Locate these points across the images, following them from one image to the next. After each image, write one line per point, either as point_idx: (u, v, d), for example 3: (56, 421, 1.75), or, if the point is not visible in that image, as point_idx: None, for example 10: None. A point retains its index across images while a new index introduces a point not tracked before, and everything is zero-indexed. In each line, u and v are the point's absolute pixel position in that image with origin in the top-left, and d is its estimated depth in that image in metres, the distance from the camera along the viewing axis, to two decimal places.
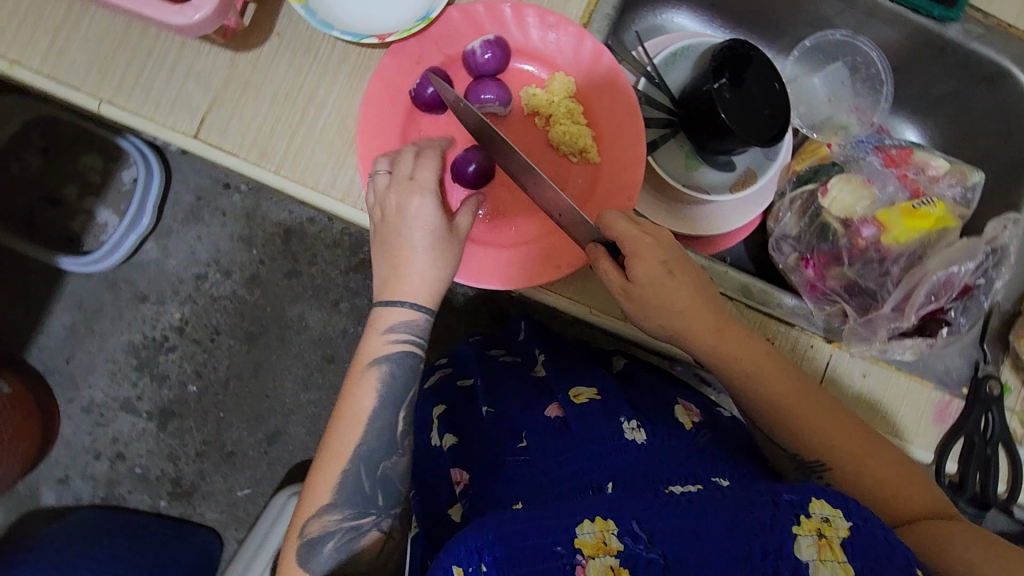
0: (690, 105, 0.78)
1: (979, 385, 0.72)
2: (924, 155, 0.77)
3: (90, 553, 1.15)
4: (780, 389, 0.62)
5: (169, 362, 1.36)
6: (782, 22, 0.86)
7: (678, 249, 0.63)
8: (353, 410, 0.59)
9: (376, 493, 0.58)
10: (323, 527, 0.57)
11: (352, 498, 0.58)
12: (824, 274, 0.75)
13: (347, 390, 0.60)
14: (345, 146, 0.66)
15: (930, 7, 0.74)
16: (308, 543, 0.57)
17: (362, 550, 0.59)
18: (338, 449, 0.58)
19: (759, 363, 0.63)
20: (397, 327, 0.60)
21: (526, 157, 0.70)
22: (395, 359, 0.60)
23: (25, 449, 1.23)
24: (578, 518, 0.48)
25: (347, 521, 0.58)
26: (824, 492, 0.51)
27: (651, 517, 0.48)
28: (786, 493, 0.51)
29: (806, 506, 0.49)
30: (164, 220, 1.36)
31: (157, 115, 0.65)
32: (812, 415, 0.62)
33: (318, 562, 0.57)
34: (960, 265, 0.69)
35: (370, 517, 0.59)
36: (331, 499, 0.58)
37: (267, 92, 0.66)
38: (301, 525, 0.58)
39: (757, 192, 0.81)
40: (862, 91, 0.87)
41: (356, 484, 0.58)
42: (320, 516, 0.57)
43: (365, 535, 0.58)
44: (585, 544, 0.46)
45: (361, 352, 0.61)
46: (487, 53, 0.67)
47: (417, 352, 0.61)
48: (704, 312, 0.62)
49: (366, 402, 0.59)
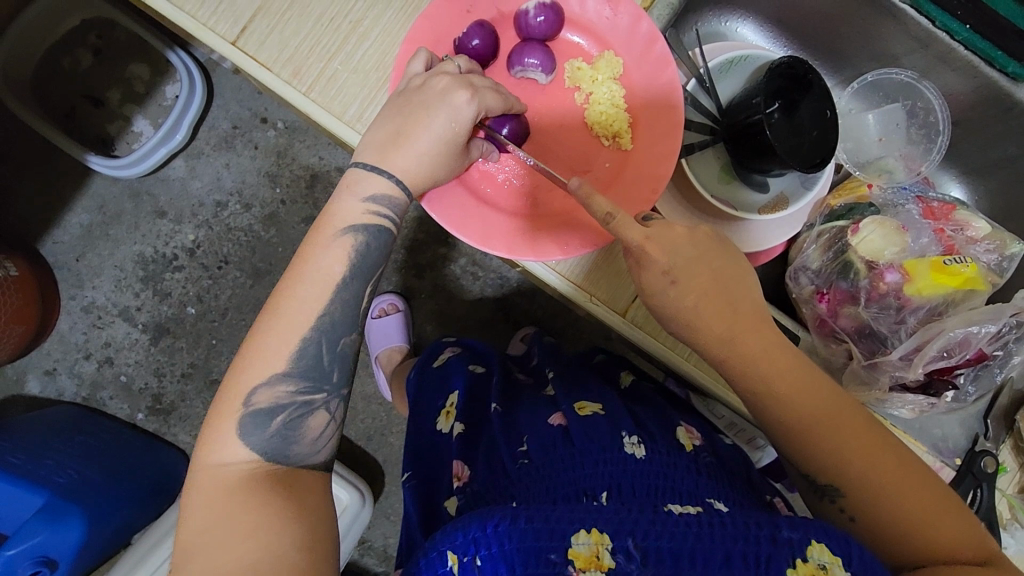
0: (733, 115, 0.75)
1: (974, 458, 0.70)
2: (966, 214, 0.74)
3: (62, 446, 1.16)
4: (798, 398, 0.56)
5: (173, 281, 1.37)
6: (847, 51, 0.83)
7: (688, 250, 0.58)
8: (320, 277, 0.58)
9: (333, 369, 0.58)
10: (273, 399, 0.55)
11: (308, 370, 0.57)
12: (837, 312, 0.72)
13: (308, 251, 0.59)
14: (379, 82, 0.66)
15: (1006, 62, 0.70)
16: (254, 413, 0.55)
17: (307, 432, 0.57)
18: (297, 320, 0.57)
19: (766, 366, 0.57)
20: (376, 199, 0.60)
21: (558, 132, 0.70)
22: (371, 231, 0.60)
23: (20, 334, 1.23)
24: (575, 526, 0.49)
25: (299, 395, 0.56)
26: (826, 533, 0.48)
27: (648, 534, 0.48)
28: (786, 528, 0.48)
29: (804, 548, 0.47)
30: (197, 140, 1.36)
31: (199, 15, 0.65)
32: (835, 427, 0.55)
33: (259, 438, 0.55)
34: (982, 326, 0.66)
35: (321, 395, 0.58)
36: (286, 367, 0.56)
37: (313, 12, 0.65)
38: (245, 395, 0.55)
39: (788, 218, 0.77)
40: (915, 138, 0.84)
41: (315, 354, 0.57)
42: (269, 386, 0.55)
43: (314, 414, 0.57)
44: (578, 555, 0.49)
45: (334, 213, 0.60)
46: (540, 16, 0.66)
47: (392, 229, 0.61)
48: (717, 306, 0.58)
49: (334, 269, 0.58)
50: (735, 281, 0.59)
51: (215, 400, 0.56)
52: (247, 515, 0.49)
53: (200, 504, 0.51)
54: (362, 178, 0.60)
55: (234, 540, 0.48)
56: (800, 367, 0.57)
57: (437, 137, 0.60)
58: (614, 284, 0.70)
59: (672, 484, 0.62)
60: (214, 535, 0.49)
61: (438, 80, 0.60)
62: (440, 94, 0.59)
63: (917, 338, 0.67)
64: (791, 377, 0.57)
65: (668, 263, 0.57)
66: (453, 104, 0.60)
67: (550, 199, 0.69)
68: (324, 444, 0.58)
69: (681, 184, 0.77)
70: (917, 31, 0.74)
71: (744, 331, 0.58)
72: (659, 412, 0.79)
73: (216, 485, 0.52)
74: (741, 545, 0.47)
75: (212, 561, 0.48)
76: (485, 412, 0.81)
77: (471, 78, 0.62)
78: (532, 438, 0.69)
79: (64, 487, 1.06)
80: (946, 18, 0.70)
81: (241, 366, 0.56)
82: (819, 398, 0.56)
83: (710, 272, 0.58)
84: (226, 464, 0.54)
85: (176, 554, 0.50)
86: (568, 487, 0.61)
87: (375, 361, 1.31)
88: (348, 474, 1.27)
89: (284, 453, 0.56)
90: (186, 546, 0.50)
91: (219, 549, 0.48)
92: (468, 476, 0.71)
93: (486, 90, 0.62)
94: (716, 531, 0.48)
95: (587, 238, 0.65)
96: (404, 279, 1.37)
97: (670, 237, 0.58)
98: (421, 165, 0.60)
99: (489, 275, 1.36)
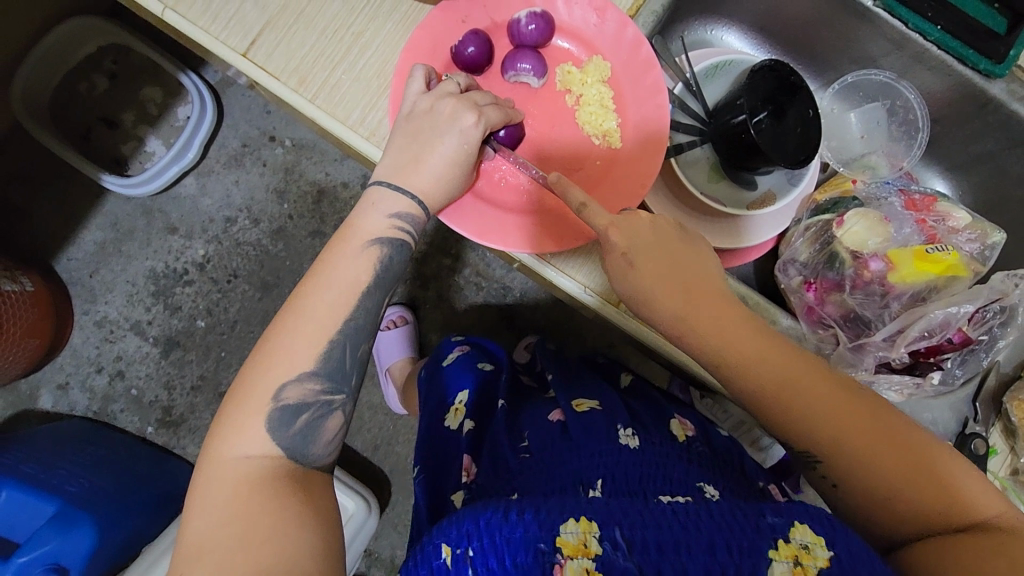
0: (720, 117, 0.78)
1: (965, 441, 0.73)
2: (947, 206, 0.77)
3: (73, 456, 1.19)
4: (780, 380, 0.56)
5: (184, 295, 1.40)
6: (828, 55, 0.87)
7: (648, 236, 0.62)
8: (347, 284, 0.62)
9: (353, 373, 0.61)
10: (301, 397, 0.58)
11: (333, 373, 0.60)
12: (824, 300, 0.76)
13: (333, 257, 0.63)
14: (380, 89, 0.70)
15: (977, 59, 0.73)
16: (282, 409, 0.58)
17: (324, 432, 0.60)
18: (324, 325, 0.60)
19: (764, 364, 0.57)
20: (402, 216, 0.64)
21: (550, 132, 0.73)
22: (395, 245, 0.64)
23: (35, 348, 1.26)
24: (565, 516, 0.51)
25: (323, 395, 0.60)
26: (809, 516, 0.50)
27: (635, 525, 0.50)
28: (770, 515, 0.51)
29: (786, 530, 0.49)
30: (208, 159, 1.41)
31: (212, 29, 0.69)
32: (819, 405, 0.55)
33: (282, 433, 0.58)
34: (960, 307, 0.70)
35: (341, 397, 0.61)
36: (312, 368, 0.59)
37: (318, 25, 0.70)
38: (275, 391, 0.58)
39: (777, 212, 0.80)
40: (897, 134, 0.87)
41: (340, 358, 0.60)
42: (298, 384, 0.59)
43: (332, 415, 0.60)
44: (565, 544, 0.50)
45: (363, 225, 0.64)
46: (531, 24, 0.70)
47: (411, 245, 0.65)
48: (679, 289, 0.60)
49: (360, 278, 0.62)
50: (700, 268, 0.62)
51: (238, 394, 0.59)
52: (262, 513, 0.52)
53: (219, 495, 0.54)
54: (389, 195, 0.64)
55: (255, 541, 0.51)
56: (776, 348, 0.58)
57: (449, 158, 0.65)
58: (611, 278, 0.72)
59: (664, 471, 0.64)
60: (235, 528, 0.52)
61: (444, 103, 0.65)
62: (450, 119, 0.64)
63: (900, 321, 0.71)
64: (770, 359, 0.57)
65: (628, 247, 0.60)
66: (462, 128, 0.65)
67: (543, 196, 0.72)
68: (334, 448, 0.61)
69: (672, 183, 0.80)
70: (891, 33, 0.77)
71: (712, 312, 0.59)
72: (656, 406, 0.81)
73: (238, 478, 0.55)
74: (726, 534, 0.49)
75: (233, 553, 0.50)
76: (494, 408, 0.83)
77: (474, 97, 0.67)
78: (532, 433, 0.72)
79: (76, 496, 1.09)
80: (917, 20, 0.74)
81: (268, 362, 0.59)
82: (801, 377, 0.56)
83: (670, 261, 0.61)
84: (249, 456, 0.56)
85: (195, 541, 0.52)
86: (566, 479, 0.63)
87: (385, 374, 1.32)
88: (355, 483, 1.29)
89: (303, 452, 0.59)
90: (206, 534, 0.52)
91: (241, 543, 0.51)
92: (476, 471, 0.73)
93: (489, 107, 0.66)
94: (701, 521, 0.50)
95: (579, 231, 0.68)
96: (409, 290, 1.40)
97: (636, 229, 0.62)
98: (437, 186, 0.65)
99: (491, 285, 1.39)
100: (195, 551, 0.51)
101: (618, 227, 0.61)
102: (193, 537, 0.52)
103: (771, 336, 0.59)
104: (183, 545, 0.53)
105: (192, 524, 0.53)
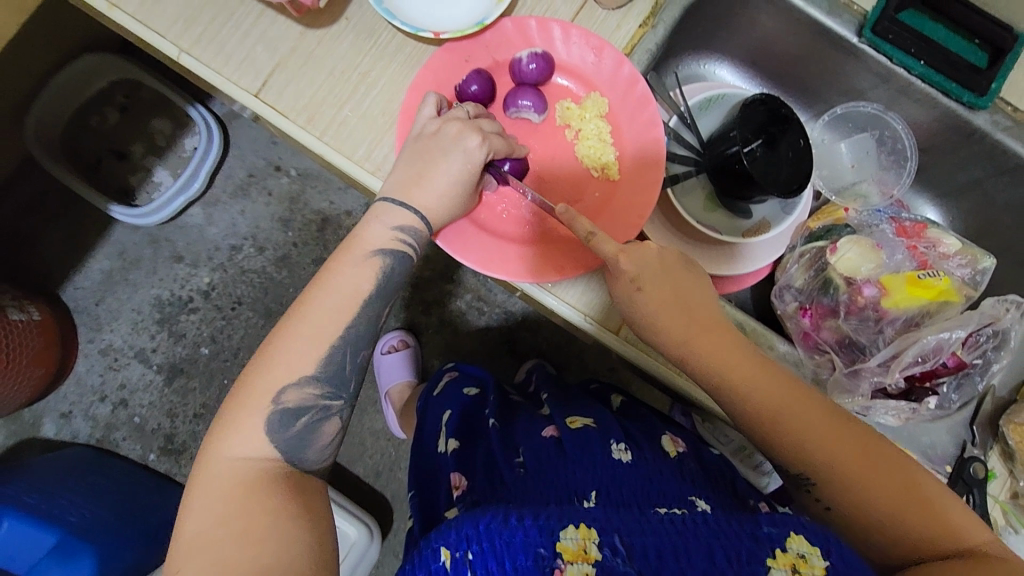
0: (713, 147, 0.81)
1: (964, 465, 0.73)
2: (937, 232, 0.79)
3: (74, 485, 1.18)
4: (765, 394, 0.58)
5: (188, 322, 1.42)
6: (817, 88, 0.90)
7: (651, 262, 0.63)
8: (351, 292, 0.63)
9: (352, 380, 0.63)
10: (300, 400, 0.60)
11: (333, 378, 0.62)
12: (820, 325, 0.78)
13: (337, 266, 0.65)
14: (385, 126, 0.73)
15: (961, 92, 0.76)
16: (281, 412, 0.59)
17: (321, 436, 0.62)
18: (325, 331, 0.62)
19: (762, 392, 0.58)
20: (407, 228, 0.66)
21: (550, 166, 0.76)
22: (398, 256, 0.66)
23: (41, 376, 1.28)
24: (564, 522, 0.52)
25: (322, 399, 0.61)
26: (804, 528, 0.51)
27: (633, 531, 0.52)
28: (767, 525, 0.51)
29: (783, 540, 0.50)
30: (214, 189, 1.44)
31: (225, 71, 0.72)
32: (804, 423, 0.57)
33: (280, 436, 0.59)
34: (952, 332, 0.72)
35: (338, 402, 0.63)
36: (314, 372, 0.61)
37: (326, 66, 0.73)
38: (276, 393, 0.59)
39: (771, 241, 0.82)
40: (886, 164, 0.91)
41: (341, 363, 0.62)
42: (299, 388, 0.60)
43: (330, 419, 0.62)
44: (566, 549, 0.51)
45: (367, 235, 0.66)
46: (532, 63, 0.73)
47: (414, 257, 0.67)
48: (675, 310, 0.62)
49: (364, 286, 0.64)
50: (696, 285, 0.63)
51: (239, 395, 0.60)
52: (261, 510, 0.54)
53: (216, 494, 0.55)
54: (395, 208, 0.66)
55: (248, 532, 0.52)
56: (761, 364, 0.60)
57: (453, 178, 0.67)
58: (612, 305, 0.73)
59: (659, 488, 0.64)
60: (232, 526, 0.53)
61: (450, 126, 0.67)
62: (454, 140, 0.67)
63: (894, 346, 0.73)
64: (757, 375, 0.59)
65: (635, 273, 0.62)
66: (466, 148, 0.67)
67: (547, 225, 0.74)
68: (329, 453, 0.63)
69: (668, 212, 0.81)
70: (877, 67, 0.81)
71: (700, 331, 0.61)
72: (647, 424, 0.83)
73: (236, 477, 0.56)
74: (723, 541, 0.50)
75: (230, 552, 0.51)
76: (481, 426, 0.85)
77: (481, 121, 0.69)
78: (528, 448, 0.73)
79: (76, 526, 1.08)
80: (901, 55, 0.78)
81: (270, 364, 0.60)
82: (785, 391, 0.58)
83: (669, 279, 0.63)
84: (247, 457, 0.58)
85: (190, 539, 0.53)
86: (561, 491, 0.64)
87: (384, 397, 1.33)
88: (357, 510, 1.28)
89: (300, 456, 0.60)
90: (203, 533, 0.53)
91: (239, 540, 0.52)
92: (467, 485, 0.72)
93: (494, 133, 0.69)
94: (698, 528, 0.52)
95: (581, 261, 0.71)
96: (410, 315, 1.42)
97: (642, 253, 0.63)
98: (439, 202, 0.67)
99: (493, 310, 1.41)
100: (189, 550, 0.52)
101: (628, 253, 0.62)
102: (191, 537, 0.53)
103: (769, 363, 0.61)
104: (179, 546, 0.53)
105: (190, 523, 0.54)
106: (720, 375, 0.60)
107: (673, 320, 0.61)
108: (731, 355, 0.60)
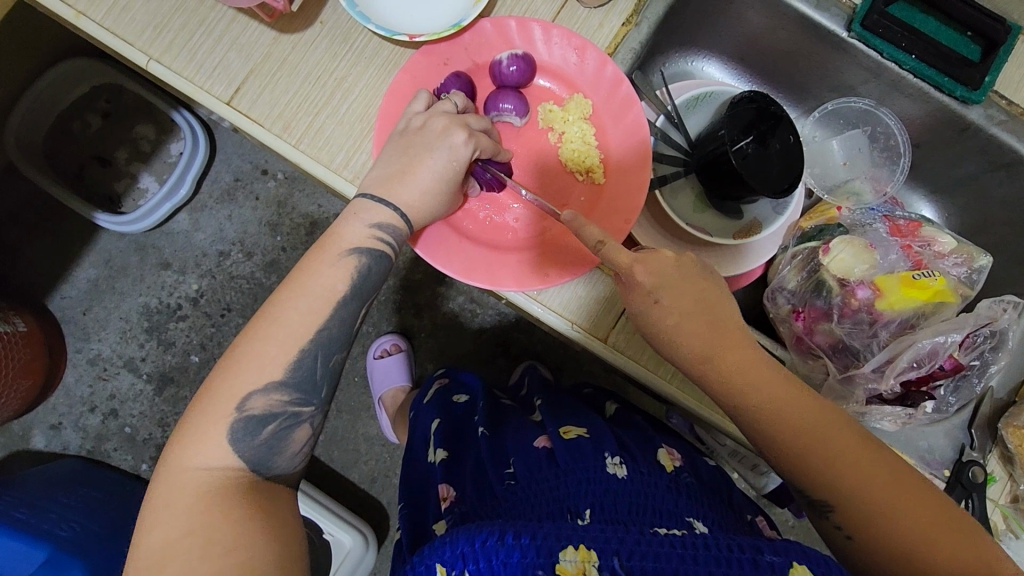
0: (703, 147, 0.79)
1: (962, 469, 0.71)
2: (932, 231, 0.78)
3: (64, 499, 1.15)
4: (789, 413, 0.56)
5: (177, 330, 1.40)
6: (807, 83, 0.88)
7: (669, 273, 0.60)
8: (321, 294, 0.61)
9: (322, 386, 0.62)
10: (267, 407, 0.58)
11: (303, 383, 0.60)
12: (813, 329, 0.76)
13: (308, 267, 0.62)
14: (363, 133, 0.71)
15: (953, 87, 0.75)
16: (246, 419, 0.57)
17: (291, 444, 0.60)
18: (295, 335, 0.60)
19: (789, 411, 0.57)
20: (381, 227, 0.64)
21: (534, 170, 0.74)
22: (373, 255, 0.63)
23: (28, 388, 1.26)
24: (563, 543, 0.50)
25: (291, 405, 0.60)
26: (809, 558, 0.49)
27: (633, 554, 0.50)
28: (768, 552, 0.49)
29: (786, 570, 0.48)
30: (200, 195, 1.42)
31: (196, 79, 0.70)
32: (830, 445, 0.55)
33: (245, 444, 0.57)
34: (948, 336, 0.71)
35: (308, 409, 0.61)
36: (282, 377, 0.59)
37: (301, 72, 0.71)
38: (239, 401, 0.57)
39: (764, 240, 0.79)
40: (879, 161, 0.88)
41: (312, 368, 0.60)
42: (265, 394, 0.58)
43: (299, 426, 0.61)
44: (564, 570, 0.49)
45: (340, 233, 0.63)
46: (513, 65, 0.71)
47: (390, 257, 0.65)
48: (699, 321, 0.60)
49: (336, 287, 0.62)
50: (715, 303, 0.61)
51: (203, 401, 0.58)
52: (228, 525, 0.52)
53: (172, 508, 0.53)
54: (371, 206, 0.64)
55: (219, 550, 0.50)
56: (785, 384, 0.58)
57: (436, 175, 0.65)
58: (596, 311, 0.72)
59: (651, 503, 0.63)
60: (194, 539, 0.51)
61: (435, 122, 0.65)
62: (439, 135, 0.65)
63: (889, 351, 0.72)
64: (782, 396, 0.57)
65: (653, 284, 0.59)
66: (451, 144, 0.65)
67: (536, 229, 0.73)
68: (300, 459, 0.62)
69: (657, 212, 0.79)
70: (867, 62, 0.79)
71: (724, 347, 0.59)
72: (643, 436, 0.81)
73: (199, 488, 0.54)
74: (723, 569, 0.48)
75: (192, 566, 0.50)
76: (473, 436, 0.82)
77: (467, 117, 0.67)
78: (518, 459, 0.71)
79: (67, 540, 1.03)
80: (893, 50, 0.76)
81: (234, 370, 0.58)
82: (811, 413, 0.57)
83: (691, 294, 0.60)
84: (208, 467, 0.56)
85: (147, 553, 0.51)
86: (552, 505, 0.63)
87: (378, 402, 1.31)
88: (352, 518, 1.27)
89: (267, 465, 0.59)
90: (160, 551, 0.51)
91: (203, 553, 0.50)
92: (456, 496, 0.69)
93: (480, 130, 0.67)
94: (700, 553, 0.49)
95: (567, 266, 0.68)
96: (403, 319, 1.40)
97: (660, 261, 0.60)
98: (422, 201, 0.65)
99: (487, 312, 1.39)
100: (148, 568, 0.50)
101: (644, 263, 0.59)
102: (147, 552, 0.51)
103: (802, 385, 0.59)
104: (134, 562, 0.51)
105: (147, 537, 0.52)
106: (744, 395, 0.58)
107: (695, 334, 0.60)
108: (759, 375, 0.58)
